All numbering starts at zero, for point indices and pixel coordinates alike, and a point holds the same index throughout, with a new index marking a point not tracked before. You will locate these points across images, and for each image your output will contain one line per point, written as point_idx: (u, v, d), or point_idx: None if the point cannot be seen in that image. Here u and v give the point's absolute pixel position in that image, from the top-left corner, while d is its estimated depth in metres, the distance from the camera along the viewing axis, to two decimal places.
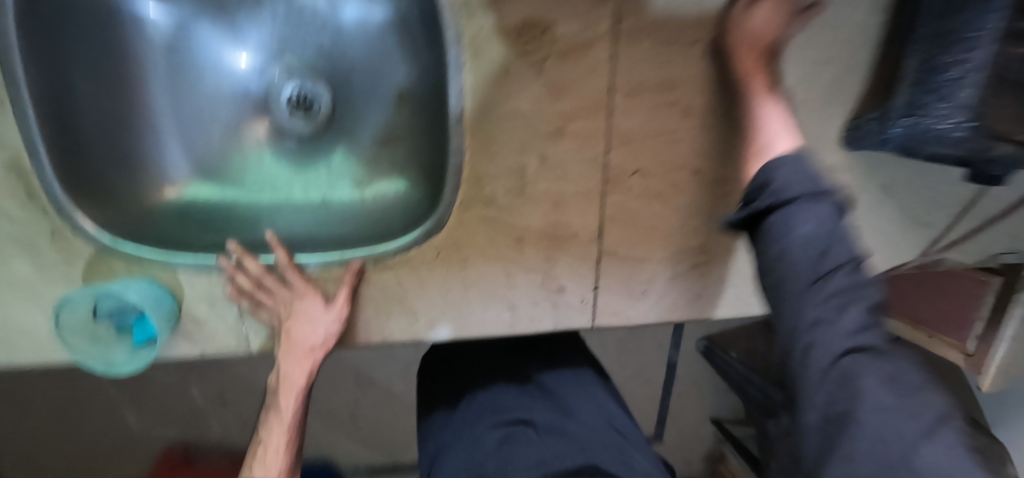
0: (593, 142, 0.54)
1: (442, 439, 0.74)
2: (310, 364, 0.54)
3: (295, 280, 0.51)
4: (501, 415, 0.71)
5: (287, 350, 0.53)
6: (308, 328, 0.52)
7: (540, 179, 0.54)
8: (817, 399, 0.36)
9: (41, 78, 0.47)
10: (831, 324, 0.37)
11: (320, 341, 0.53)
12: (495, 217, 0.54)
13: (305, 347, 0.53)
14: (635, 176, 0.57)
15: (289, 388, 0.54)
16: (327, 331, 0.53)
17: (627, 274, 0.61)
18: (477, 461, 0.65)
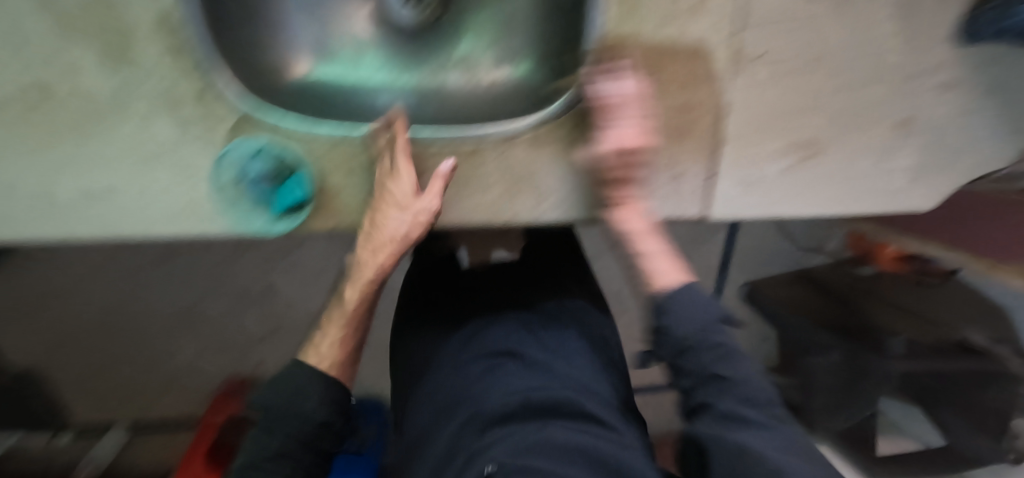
0: (725, 21, 0.54)
1: (433, 343, 0.76)
2: (394, 250, 0.54)
3: (400, 161, 0.52)
4: (494, 345, 0.69)
5: (372, 234, 0.54)
6: (399, 220, 0.52)
7: (672, 58, 0.55)
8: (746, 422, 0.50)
9: None
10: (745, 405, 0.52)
11: (403, 233, 0.53)
12: (630, 93, 0.55)
13: (395, 234, 0.53)
14: (761, 59, 0.57)
15: (373, 280, 0.56)
16: (415, 226, 0.53)
17: (743, 160, 0.62)
18: (465, 387, 0.65)
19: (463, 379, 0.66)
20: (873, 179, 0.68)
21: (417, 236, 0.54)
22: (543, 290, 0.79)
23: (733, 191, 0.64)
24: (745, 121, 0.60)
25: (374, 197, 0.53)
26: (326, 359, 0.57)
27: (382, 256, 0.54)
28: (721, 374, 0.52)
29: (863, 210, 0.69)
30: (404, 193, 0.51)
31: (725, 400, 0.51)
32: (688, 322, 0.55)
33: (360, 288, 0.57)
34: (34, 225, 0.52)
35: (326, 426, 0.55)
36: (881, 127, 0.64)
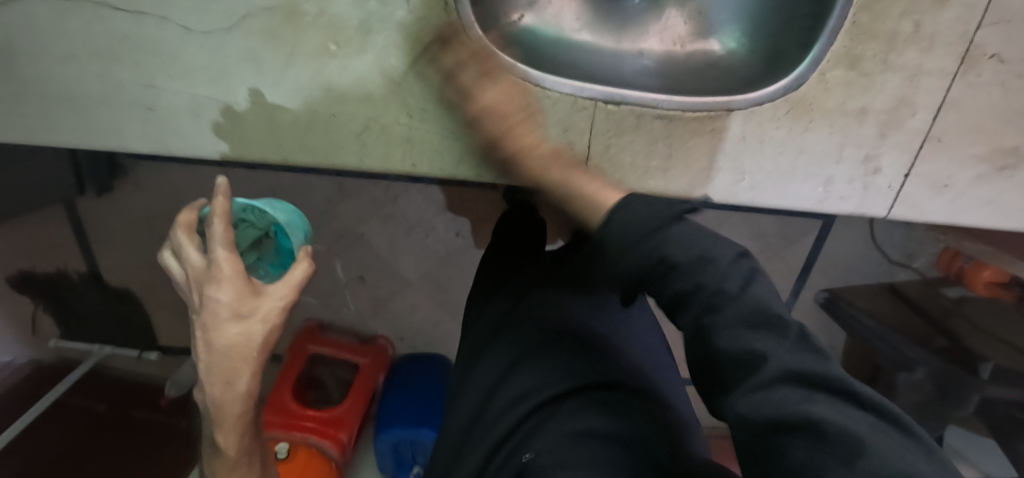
0: (969, 16, 0.52)
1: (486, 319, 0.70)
2: (235, 366, 0.48)
3: (189, 251, 0.47)
4: (547, 313, 0.62)
5: (215, 363, 0.47)
6: (234, 326, 0.46)
7: (907, 48, 0.53)
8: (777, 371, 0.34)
9: None
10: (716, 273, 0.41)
11: (232, 343, 0.46)
12: (854, 80, 0.54)
13: (222, 352, 0.47)
14: (992, 60, 0.55)
15: (232, 381, 0.49)
16: (264, 322, 0.47)
17: (942, 162, 0.60)
18: (510, 361, 0.57)
19: (516, 353, 0.58)
20: None
21: (255, 339, 0.47)
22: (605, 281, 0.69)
23: (922, 194, 0.62)
24: (959, 122, 0.58)
25: (199, 307, 0.46)
26: (231, 439, 0.55)
27: (239, 383, 0.50)
28: (724, 289, 0.39)
29: None
30: (213, 301, 0.44)
31: (788, 358, 0.35)
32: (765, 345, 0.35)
33: (242, 418, 0.53)
34: (262, 147, 0.55)
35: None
36: None
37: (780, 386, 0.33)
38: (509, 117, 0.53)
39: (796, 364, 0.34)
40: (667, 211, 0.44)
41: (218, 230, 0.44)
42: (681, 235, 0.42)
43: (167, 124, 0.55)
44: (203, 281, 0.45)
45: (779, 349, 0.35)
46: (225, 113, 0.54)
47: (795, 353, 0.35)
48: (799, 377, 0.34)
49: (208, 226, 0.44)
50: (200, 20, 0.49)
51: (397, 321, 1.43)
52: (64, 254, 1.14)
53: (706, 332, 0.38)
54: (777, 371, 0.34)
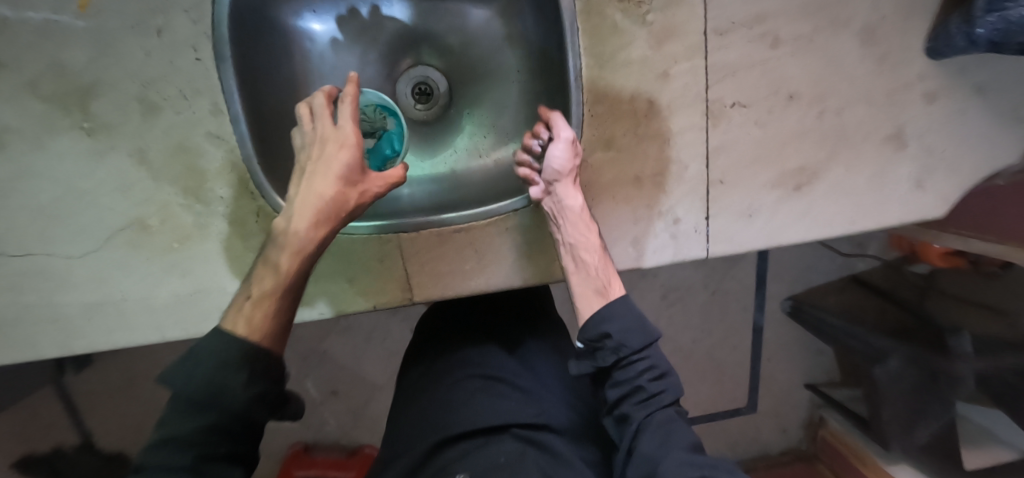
0: (695, 80, 0.61)
1: (428, 376, 0.78)
2: (321, 213, 0.49)
3: (323, 118, 0.52)
4: (482, 370, 0.75)
5: (308, 198, 0.49)
6: (336, 184, 0.49)
7: (652, 119, 0.61)
8: (651, 442, 0.52)
9: (247, 88, 0.59)
10: (650, 373, 0.55)
11: (330, 195, 0.49)
12: (617, 156, 0.62)
13: (320, 198, 0.49)
14: (736, 107, 0.62)
15: (339, 209, 0.50)
16: (361, 195, 0.51)
17: (739, 197, 0.66)
18: (453, 401, 0.71)
19: (461, 394, 0.71)
20: (876, 192, 0.69)
21: (350, 203, 0.50)
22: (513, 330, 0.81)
23: (732, 228, 0.67)
24: (734, 162, 0.65)
25: (313, 160, 0.50)
26: (242, 322, 0.47)
27: (308, 224, 0.49)
28: (649, 389, 0.54)
29: (869, 227, 0.71)
30: (343, 139, 0.50)
31: (690, 458, 0.49)
32: (630, 334, 0.55)
33: (297, 260, 0.49)
34: (144, 333, 0.65)
35: (263, 399, 0.44)
36: (868, 145, 0.67)
37: (665, 432, 0.52)
38: (332, 263, 0.63)
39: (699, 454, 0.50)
40: (607, 334, 0.56)
41: (346, 107, 0.51)
42: (625, 324, 0.56)
43: (66, 331, 0.64)
44: (314, 143, 0.51)
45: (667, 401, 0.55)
46: (108, 313, 0.64)
47: (681, 429, 0.53)
48: (693, 454, 0.50)
49: (338, 109, 0.52)
50: (74, 247, 0.61)
51: (376, 426, 1.47)
52: (58, 431, 1.24)
53: (620, 410, 0.56)
54: (680, 459, 0.49)
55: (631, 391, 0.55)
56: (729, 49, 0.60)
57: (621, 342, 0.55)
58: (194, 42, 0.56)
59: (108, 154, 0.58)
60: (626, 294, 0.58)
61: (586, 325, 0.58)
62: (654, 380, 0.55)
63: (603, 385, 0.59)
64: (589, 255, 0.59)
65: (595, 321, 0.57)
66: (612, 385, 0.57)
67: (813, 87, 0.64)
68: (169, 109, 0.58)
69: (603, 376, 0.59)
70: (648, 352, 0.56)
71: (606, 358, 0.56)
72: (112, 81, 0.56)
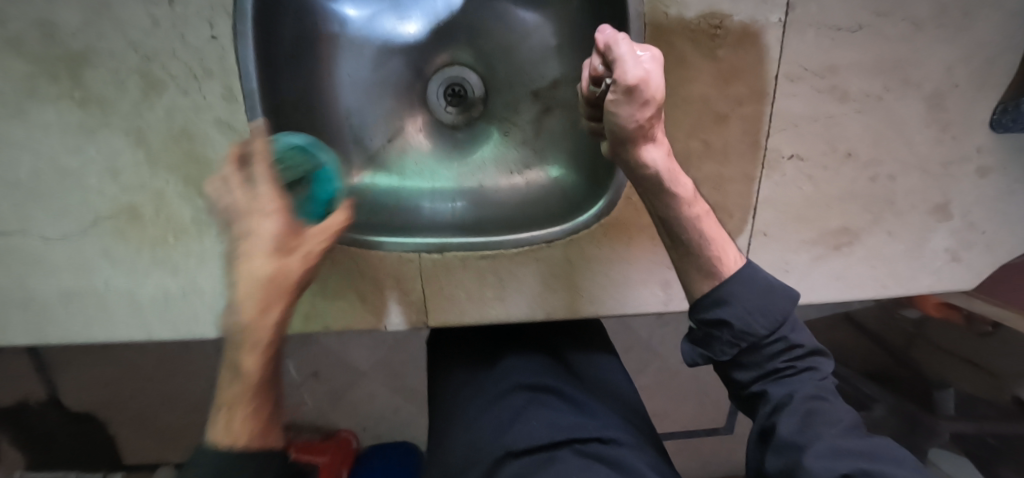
0: (756, 126, 0.56)
1: (461, 388, 0.64)
2: (268, 297, 0.38)
3: (230, 188, 0.40)
4: (524, 379, 0.61)
5: (246, 289, 0.38)
6: (271, 260, 0.38)
7: (705, 163, 0.57)
8: (794, 425, 0.45)
9: (267, 75, 0.52)
10: (788, 351, 0.49)
11: (267, 275, 0.38)
12: None
13: (258, 283, 0.38)
14: (791, 159, 0.59)
15: (289, 280, 0.39)
16: (303, 259, 0.40)
17: (778, 251, 0.63)
18: (494, 415, 0.58)
19: (501, 418, 0.57)
20: (911, 261, 0.67)
21: (294, 273, 0.39)
22: (563, 338, 0.69)
23: None
24: (779, 216, 0.61)
25: (235, 244, 0.39)
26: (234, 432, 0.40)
27: (271, 314, 0.39)
28: (795, 365, 0.49)
29: (900, 293, 0.69)
30: (260, 208, 0.39)
31: (858, 456, 0.42)
32: (758, 317, 0.49)
33: (260, 353, 0.39)
34: (126, 327, 0.59)
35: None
36: (914, 212, 0.65)
37: (820, 423, 0.45)
38: (343, 274, 0.58)
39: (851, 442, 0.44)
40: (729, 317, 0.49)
41: (260, 168, 0.40)
42: (752, 305, 0.49)
43: (41, 316, 0.58)
44: (234, 213, 0.39)
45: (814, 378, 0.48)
46: (88, 302, 0.58)
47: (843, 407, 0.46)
48: (849, 435, 0.44)
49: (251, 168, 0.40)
50: (55, 226, 0.55)
51: (356, 412, 1.38)
52: None
53: (750, 391, 0.50)
54: (845, 454, 0.43)
55: (758, 370, 0.49)
56: (795, 98, 0.56)
57: (744, 327, 0.49)
58: (209, 15, 0.49)
59: (100, 131, 0.52)
60: (750, 263, 0.50)
61: (695, 307, 0.51)
62: (791, 359, 0.49)
63: (727, 372, 0.51)
64: (698, 209, 0.48)
65: (711, 303, 0.50)
66: (740, 362, 0.50)
67: (872, 149, 0.60)
68: (175, 87, 0.51)
69: (724, 364, 0.51)
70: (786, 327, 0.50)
71: (723, 350, 0.50)
72: (109, 48, 0.49)
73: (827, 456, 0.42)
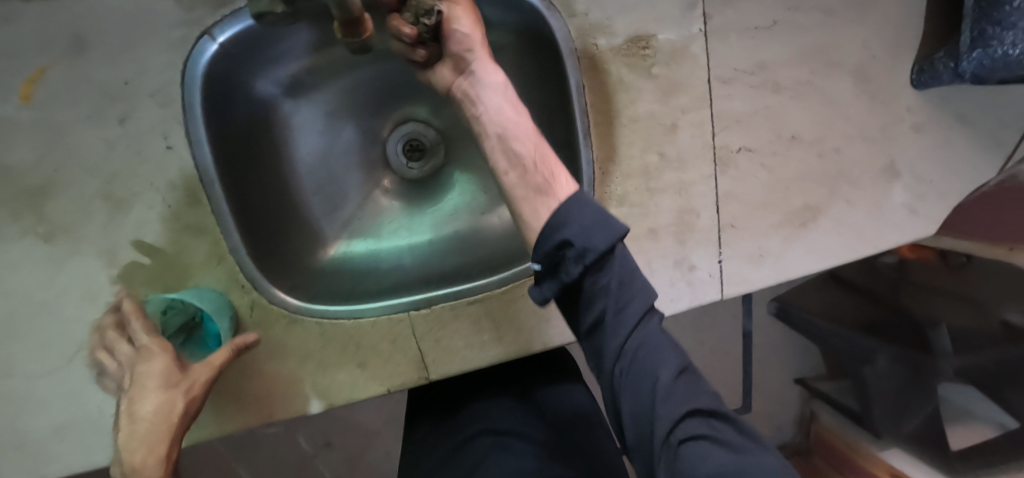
0: (703, 129, 0.60)
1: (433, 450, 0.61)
2: (155, 434, 0.45)
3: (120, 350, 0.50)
4: (494, 421, 0.60)
5: (137, 430, 0.44)
6: (156, 398, 0.45)
7: (664, 172, 0.60)
8: (631, 390, 0.39)
9: (228, 172, 0.53)
10: (612, 308, 0.40)
11: (154, 410, 0.45)
12: (631, 211, 0.60)
13: (143, 422, 0.44)
14: (742, 152, 0.62)
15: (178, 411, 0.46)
16: (189, 394, 0.47)
17: (750, 237, 0.66)
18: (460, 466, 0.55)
19: (466, 465, 0.55)
20: (874, 222, 0.70)
21: (179, 408, 0.46)
22: (531, 378, 0.69)
23: (744, 269, 0.66)
24: (743, 207, 0.64)
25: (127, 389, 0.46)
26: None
27: (160, 447, 0.44)
28: (621, 306, 0.40)
29: (872, 253, 0.72)
30: (154, 355, 0.47)
31: (700, 399, 0.38)
32: (595, 235, 0.39)
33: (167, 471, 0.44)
34: None
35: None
36: (865, 176, 0.68)
37: (644, 381, 0.38)
38: (337, 348, 0.58)
39: (702, 415, 0.38)
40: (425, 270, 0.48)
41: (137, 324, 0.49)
42: (589, 221, 0.40)
43: (34, 458, 0.56)
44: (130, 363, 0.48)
45: (652, 352, 0.39)
46: (86, 431, 0.56)
47: (671, 352, 0.40)
48: (705, 413, 0.38)
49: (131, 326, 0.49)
50: (40, 362, 0.54)
51: (377, 468, 1.26)
52: None
53: (595, 338, 0.42)
54: (687, 406, 0.37)
55: (601, 309, 0.40)
56: (733, 97, 0.59)
57: (585, 244, 0.39)
58: (162, 129, 0.50)
59: (70, 260, 0.52)
60: (579, 188, 0.43)
61: (538, 238, 0.42)
62: (622, 291, 0.40)
63: (574, 312, 0.43)
64: (523, 149, 0.46)
65: (548, 230, 0.41)
66: (580, 314, 0.42)
67: (813, 129, 0.64)
68: (140, 203, 0.51)
69: (572, 302, 0.43)
70: (614, 264, 0.41)
71: (571, 272, 0.40)
72: (68, 179, 0.50)
73: (683, 429, 0.37)
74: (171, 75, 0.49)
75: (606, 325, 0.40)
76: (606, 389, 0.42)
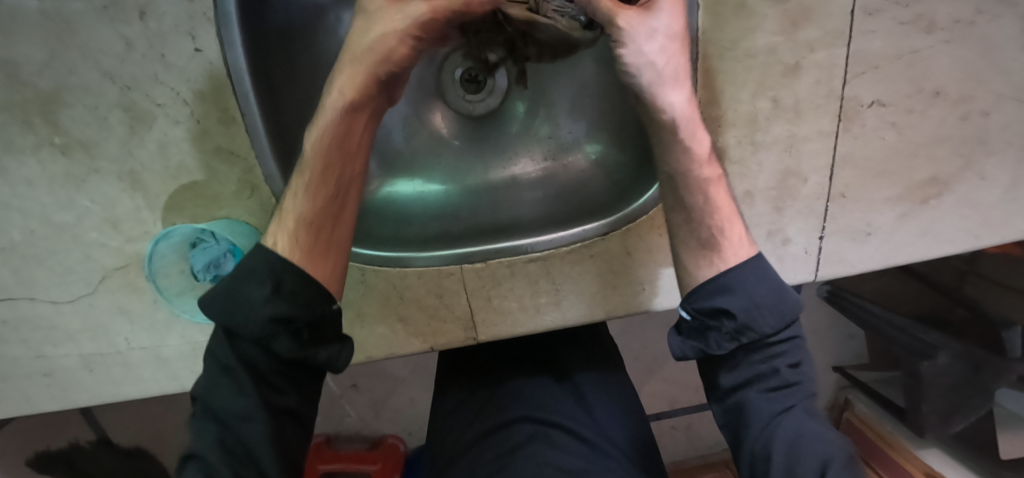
0: (831, 75, 0.49)
1: (460, 427, 0.53)
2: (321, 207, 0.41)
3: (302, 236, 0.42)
4: (535, 409, 0.51)
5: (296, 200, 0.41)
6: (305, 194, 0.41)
7: (773, 124, 0.50)
8: (781, 455, 0.38)
9: (265, 89, 0.45)
10: (773, 373, 0.42)
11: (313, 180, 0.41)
12: (727, 170, 0.51)
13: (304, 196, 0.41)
14: (872, 106, 0.51)
15: (355, 103, 0.39)
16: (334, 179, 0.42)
17: (858, 211, 0.55)
18: (496, 455, 0.46)
19: (500, 451, 0.47)
20: (1011, 205, 0.59)
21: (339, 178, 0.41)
22: (572, 353, 0.58)
23: (843, 247, 0.57)
24: (860, 174, 0.54)
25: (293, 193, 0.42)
26: (283, 235, 0.40)
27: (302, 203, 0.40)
28: (785, 377, 0.41)
29: (995, 242, 0.61)
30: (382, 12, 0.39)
31: None
32: (766, 309, 0.41)
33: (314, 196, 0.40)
34: (157, 382, 0.54)
35: (288, 325, 0.38)
36: (1010, 151, 0.56)
37: (806, 455, 0.38)
38: (380, 298, 0.52)
39: None
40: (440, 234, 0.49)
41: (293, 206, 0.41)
42: (763, 298, 0.42)
43: (62, 382, 0.53)
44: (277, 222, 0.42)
45: (806, 427, 0.39)
46: (113, 361, 0.53)
47: (831, 432, 0.39)
48: None
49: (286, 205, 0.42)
50: (62, 288, 0.50)
51: (399, 417, 1.15)
52: None
53: (733, 401, 0.43)
54: None
55: (759, 377, 0.42)
56: (874, 36, 0.48)
57: (748, 324, 0.41)
58: (192, 29, 0.42)
59: (92, 177, 0.46)
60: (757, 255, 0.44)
61: (693, 294, 0.44)
62: (788, 367, 0.42)
63: (712, 377, 0.45)
64: (701, 198, 0.45)
65: (710, 292, 0.43)
66: (721, 378, 0.44)
67: (961, 84, 0.52)
68: (168, 118, 0.44)
69: (710, 365, 0.45)
70: (787, 342, 0.42)
71: (724, 346, 0.42)
72: (83, 82, 0.43)
73: None
74: None
75: (758, 387, 0.42)
76: (746, 466, 0.41)
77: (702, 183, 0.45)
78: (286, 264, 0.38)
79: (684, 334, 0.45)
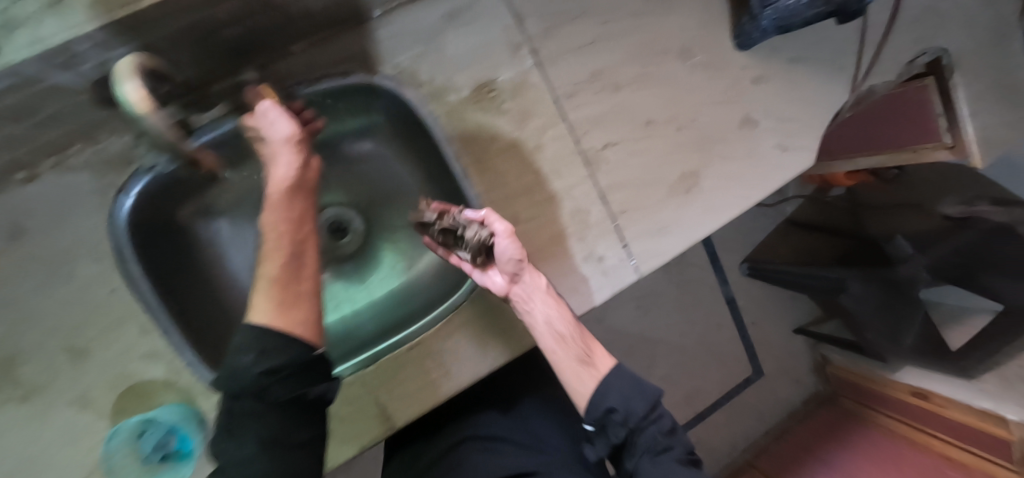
0: (566, 140, 0.68)
1: (433, 453, 0.75)
2: (285, 263, 0.49)
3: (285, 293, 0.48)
4: (480, 430, 0.74)
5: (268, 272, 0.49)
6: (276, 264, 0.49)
7: (543, 186, 0.68)
8: None
9: (168, 297, 0.60)
10: (653, 446, 0.56)
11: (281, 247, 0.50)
12: (526, 227, 0.68)
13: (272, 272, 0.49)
14: (607, 148, 0.70)
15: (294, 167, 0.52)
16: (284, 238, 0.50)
17: (645, 218, 0.72)
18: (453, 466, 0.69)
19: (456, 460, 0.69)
20: (754, 170, 0.78)
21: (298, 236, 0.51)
22: (512, 391, 0.82)
23: (648, 246, 0.72)
24: (630, 192, 0.72)
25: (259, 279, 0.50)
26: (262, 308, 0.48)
27: (272, 272, 0.49)
28: (661, 442, 0.56)
29: (763, 195, 0.79)
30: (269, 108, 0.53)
31: None
32: (631, 398, 0.57)
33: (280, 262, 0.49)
34: None
35: (276, 375, 0.46)
36: (731, 134, 0.76)
37: None
38: None
39: None
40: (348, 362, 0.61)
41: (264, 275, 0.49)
42: (625, 391, 0.58)
43: None
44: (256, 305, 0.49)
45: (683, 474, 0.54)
46: None
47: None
48: None
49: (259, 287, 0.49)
50: None
51: None
52: None
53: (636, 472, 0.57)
54: None
55: (643, 451, 0.56)
56: (583, 106, 0.69)
57: (625, 410, 0.57)
58: (105, 278, 0.58)
59: (48, 414, 0.58)
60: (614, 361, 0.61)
61: (586, 408, 0.59)
62: (664, 436, 0.56)
63: (624, 456, 0.59)
64: (565, 327, 0.60)
65: (596, 398, 0.58)
66: (628, 457, 0.58)
67: (665, 110, 0.73)
68: (99, 345, 0.59)
69: (620, 450, 0.60)
70: (661, 415, 0.58)
71: (617, 432, 0.57)
72: (30, 344, 0.57)
73: None
74: (100, 233, 0.58)
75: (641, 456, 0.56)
76: None
77: (582, 339, 0.61)
78: (264, 334, 0.46)
79: (595, 435, 0.60)
